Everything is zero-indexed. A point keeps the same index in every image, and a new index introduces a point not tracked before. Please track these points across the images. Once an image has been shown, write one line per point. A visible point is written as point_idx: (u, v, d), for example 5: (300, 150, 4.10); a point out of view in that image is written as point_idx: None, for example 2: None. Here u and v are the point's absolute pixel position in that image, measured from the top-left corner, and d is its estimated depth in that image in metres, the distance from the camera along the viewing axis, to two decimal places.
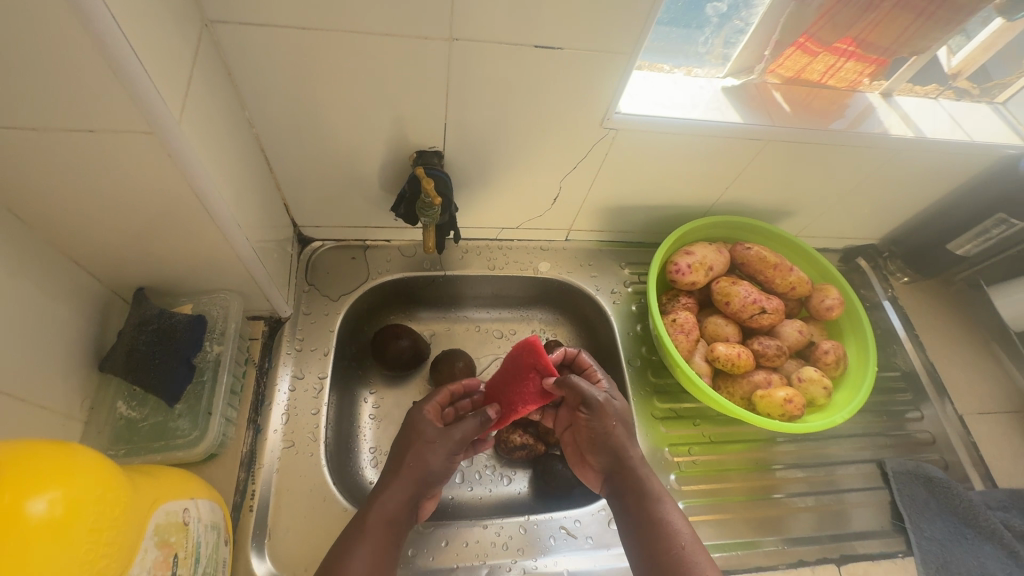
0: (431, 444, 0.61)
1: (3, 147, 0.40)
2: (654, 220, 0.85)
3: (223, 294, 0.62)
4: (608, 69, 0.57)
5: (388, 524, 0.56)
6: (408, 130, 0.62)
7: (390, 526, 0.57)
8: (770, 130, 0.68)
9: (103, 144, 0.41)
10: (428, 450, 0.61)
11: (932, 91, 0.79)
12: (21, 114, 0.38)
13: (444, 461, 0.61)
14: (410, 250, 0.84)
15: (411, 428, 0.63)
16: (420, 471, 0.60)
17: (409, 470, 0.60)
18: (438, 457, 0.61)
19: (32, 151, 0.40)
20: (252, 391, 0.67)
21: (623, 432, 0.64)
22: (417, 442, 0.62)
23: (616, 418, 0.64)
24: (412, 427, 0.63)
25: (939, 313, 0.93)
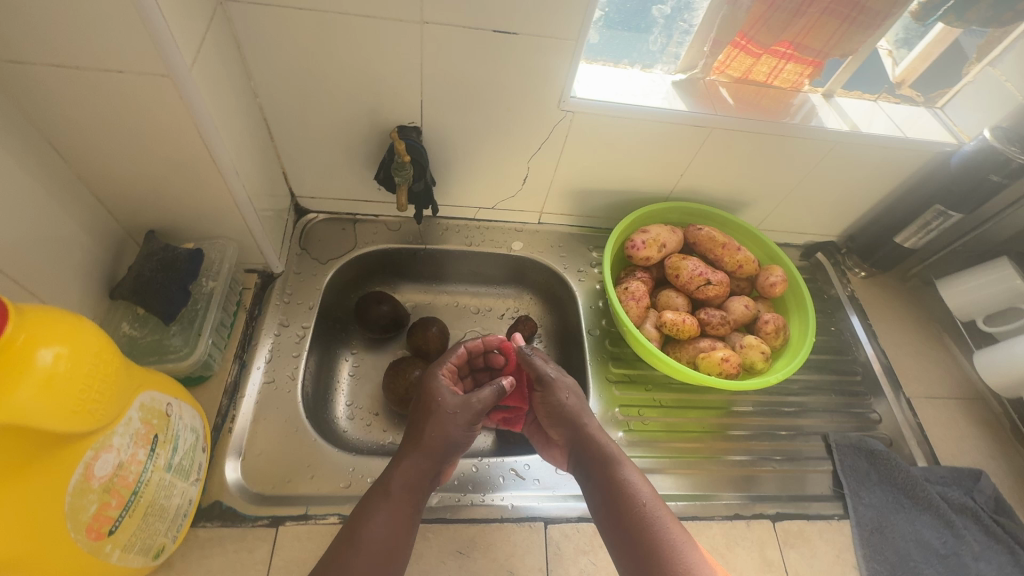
0: (449, 414, 0.63)
1: (49, 81, 0.50)
2: (618, 206, 0.92)
3: (221, 241, 0.71)
4: (560, 53, 0.66)
5: (405, 486, 0.59)
6: (389, 105, 0.72)
7: (411, 488, 0.60)
8: (713, 118, 0.76)
9: (127, 84, 0.51)
10: (443, 417, 0.63)
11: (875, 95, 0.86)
12: (66, 54, 0.47)
13: (462, 430, 0.64)
14: (395, 224, 0.93)
15: (424, 399, 0.66)
16: (434, 436, 0.62)
17: (428, 436, 0.62)
18: (454, 424, 0.63)
19: (71, 87, 0.50)
20: (240, 332, 0.75)
21: (575, 402, 0.67)
22: (432, 409, 0.64)
23: (566, 390, 0.68)
24: (428, 394, 0.66)
25: (894, 306, 0.98)
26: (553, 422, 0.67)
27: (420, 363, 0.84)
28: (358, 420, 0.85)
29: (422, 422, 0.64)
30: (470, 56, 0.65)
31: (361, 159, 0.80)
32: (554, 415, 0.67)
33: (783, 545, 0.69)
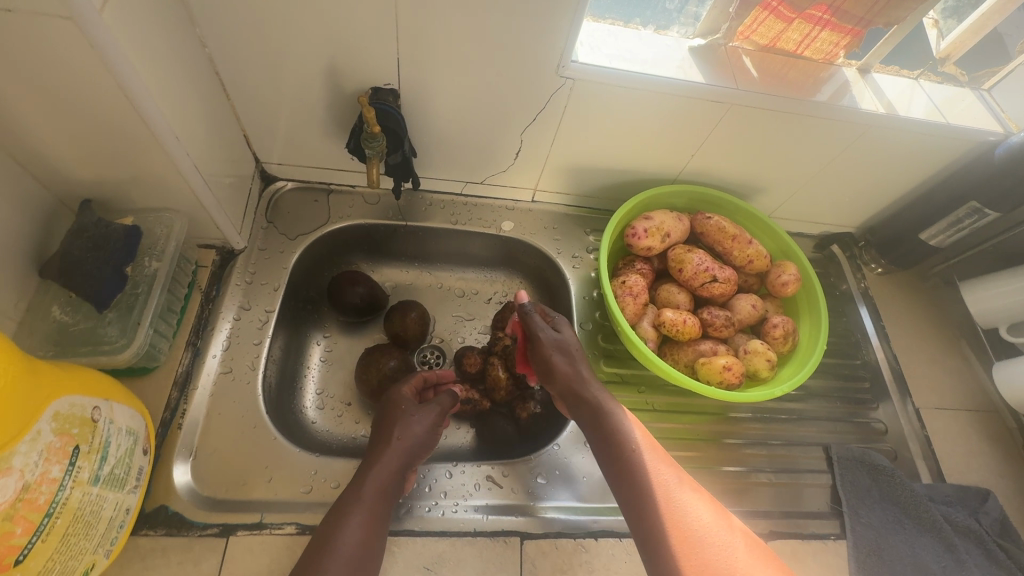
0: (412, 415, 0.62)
1: None
2: (621, 186, 0.84)
3: (168, 213, 0.63)
4: (560, 8, 0.56)
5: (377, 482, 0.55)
6: (362, 63, 0.62)
7: (384, 483, 0.56)
8: (734, 93, 0.66)
9: (25, 29, 0.41)
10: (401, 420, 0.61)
11: (915, 73, 0.77)
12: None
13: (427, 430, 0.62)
14: (374, 197, 0.84)
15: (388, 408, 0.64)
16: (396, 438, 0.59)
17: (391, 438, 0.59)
18: (414, 422, 0.62)
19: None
20: (195, 316, 0.68)
21: (565, 361, 0.64)
22: (393, 417, 0.62)
23: (557, 347, 0.65)
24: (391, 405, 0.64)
25: (910, 307, 0.91)
26: (546, 380, 0.65)
27: (394, 352, 0.78)
28: (328, 410, 0.78)
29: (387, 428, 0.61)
30: (454, 8, 0.55)
31: (331, 124, 0.70)
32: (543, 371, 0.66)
33: None
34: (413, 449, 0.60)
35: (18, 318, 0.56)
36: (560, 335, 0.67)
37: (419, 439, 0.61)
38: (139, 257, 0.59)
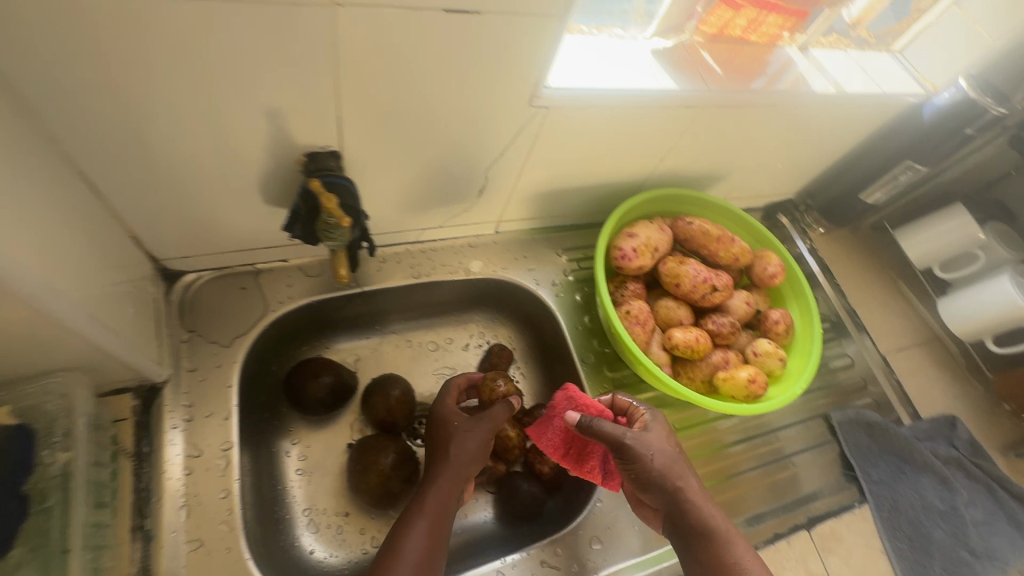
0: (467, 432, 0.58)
1: None
2: (589, 201, 0.78)
3: (55, 377, 0.45)
4: (538, 36, 0.47)
5: (444, 506, 0.54)
6: (290, 129, 0.48)
7: (447, 510, 0.54)
8: (707, 95, 0.62)
9: None
10: (466, 440, 0.58)
11: (837, 42, 0.78)
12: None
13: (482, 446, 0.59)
14: (314, 267, 0.70)
15: (436, 427, 0.60)
16: (462, 466, 0.57)
17: (461, 465, 0.57)
18: (480, 440, 0.58)
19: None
20: (131, 488, 0.52)
21: (669, 464, 0.55)
22: (453, 438, 0.58)
23: (657, 447, 0.55)
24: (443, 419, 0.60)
25: (852, 259, 0.98)
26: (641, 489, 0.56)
27: (390, 444, 0.66)
28: (323, 530, 0.66)
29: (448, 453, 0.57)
30: (408, 49, 0.44)
31: (253, 201, 0.55)
32: (641, 480, 0.55)
33: (823, 554, 0.68)
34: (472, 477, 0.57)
35: None
36: (643, 433, 0.56)
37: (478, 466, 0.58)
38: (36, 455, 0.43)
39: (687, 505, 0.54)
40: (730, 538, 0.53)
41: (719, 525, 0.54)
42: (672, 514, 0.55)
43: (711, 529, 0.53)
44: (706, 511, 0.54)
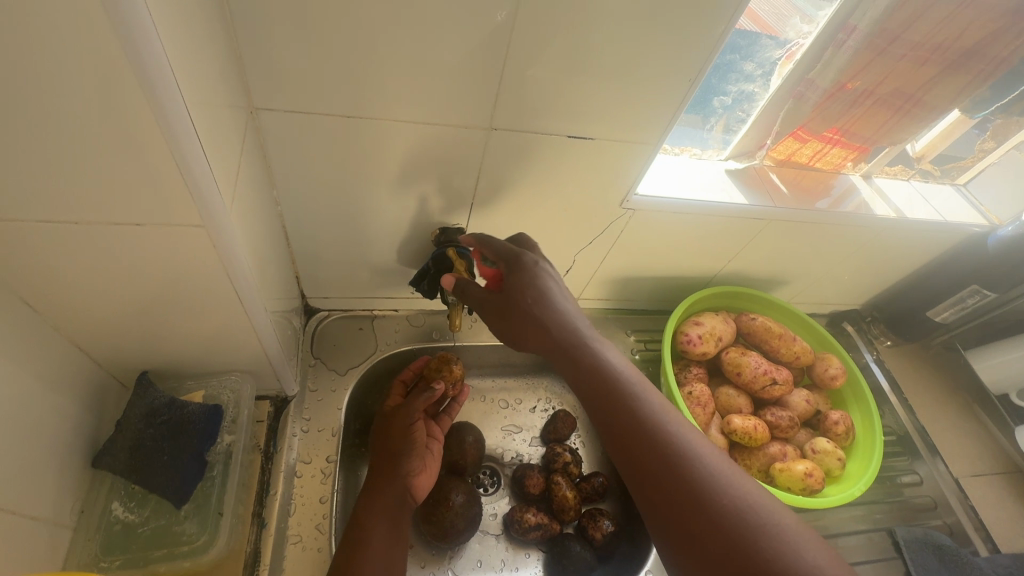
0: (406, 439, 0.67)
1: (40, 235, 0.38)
2: (660, 290, 0.87)
3: (234, 375, 0.59)
4: (632, 156, 0.61)
5: (387, 508, 0.60)
6: (435, 208, 0.63)
7: (393, 509, 0.60)
8: (773, 211, 0.73)
9: (148, 235, 0.40)
10: (399, 445, 0.66)
11: (899, 171, 0.85)
12: (69, 206, 0.37)
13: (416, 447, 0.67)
14: (418, 319, 0.82)
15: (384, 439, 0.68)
16: (399, 469, 0.63)
17: (385, 476, 0.63)
18: (405, 444, 0.66)
19: (72, 241, 0.39)
20: (258, 478, 0.62)
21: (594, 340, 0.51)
22: (393, 442, 0.66)
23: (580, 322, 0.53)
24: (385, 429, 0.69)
25: (922, 376, 0.99)
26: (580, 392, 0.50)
27: (459, 484, 0.73)
28: None
29: (394, 456, 0.65)
30: (534, 159, 0.59)
31: (390, 260, 0.70)
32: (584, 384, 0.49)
33: None
34: (410, 479, 0.63)
35: (73, 524, 0.49)
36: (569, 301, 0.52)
37: (412, 470, 0.64)
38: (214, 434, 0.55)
39: (644, 424, 0.44)
40: (701, 454, 0.42)
41: (701, 452, 0.43)
42: (625, 439, 0.45)
43: (684, 451, 0.43)
44: (683, 436, 0.44)
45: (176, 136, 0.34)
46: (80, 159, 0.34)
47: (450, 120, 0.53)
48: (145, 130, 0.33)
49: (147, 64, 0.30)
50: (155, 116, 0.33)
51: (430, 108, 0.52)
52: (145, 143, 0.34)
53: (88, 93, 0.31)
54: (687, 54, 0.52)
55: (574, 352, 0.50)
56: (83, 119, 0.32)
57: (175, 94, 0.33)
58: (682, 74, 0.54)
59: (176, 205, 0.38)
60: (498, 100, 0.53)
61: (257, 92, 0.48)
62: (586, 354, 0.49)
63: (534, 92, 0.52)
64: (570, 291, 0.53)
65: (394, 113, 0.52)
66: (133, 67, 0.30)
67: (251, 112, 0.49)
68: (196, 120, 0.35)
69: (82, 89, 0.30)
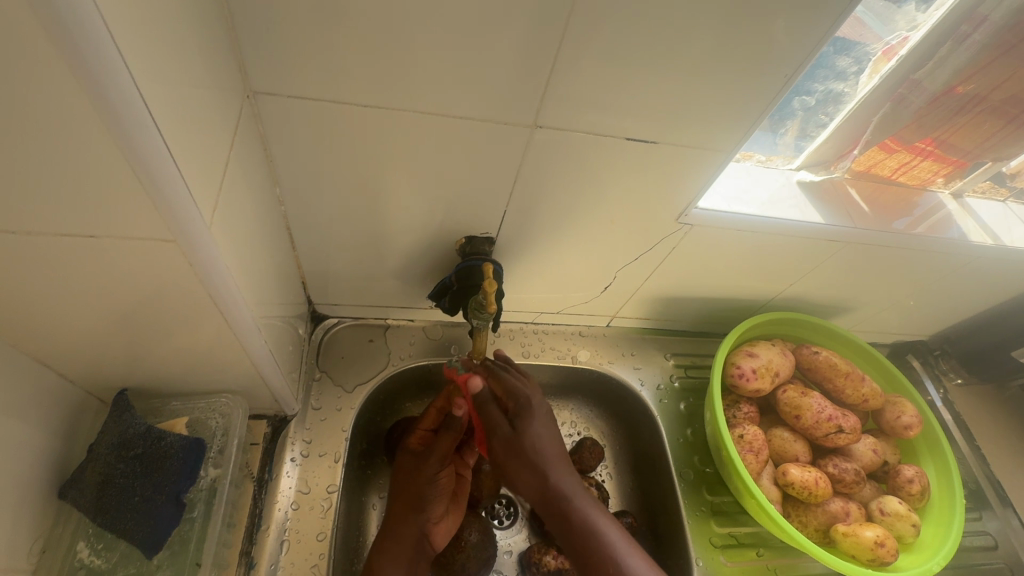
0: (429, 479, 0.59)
1: None
2: (707, 311, 0.78)
3: (224, 398, 0.53)
4: (700, 164, 0.52)
5: (401, 556, 0.57)
6: (461, 215, 0.55)
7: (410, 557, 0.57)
8: (852, 232, 0.63)
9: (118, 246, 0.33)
10: (423, 489, 0.58)
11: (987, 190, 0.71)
12: (11, 216, 0.30)
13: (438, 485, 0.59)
14: (435, 331, 0.73)
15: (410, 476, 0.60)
16: (417, 515, 0.58)
17: (401, 520, 0.59)
18: (431, 487, 0.59)
19: (21, 255, 0.32)
20: (248, 512, 0.56)
21: (552, 453, 0.55)
22: (416, 485, 0.59)
23: (547, 428, 0.56)
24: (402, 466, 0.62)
25: (996, 420, 0.88)
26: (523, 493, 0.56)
27: (473, 519, 0.63)
28: None
29: (417, 498, 0.58)
30: (581, 163, 0.50)
31: (407, 269, 0.62)
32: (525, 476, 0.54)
33: None
34: (429, 527, 0.58)
35: (32, 566, 0.43)
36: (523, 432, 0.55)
37: (433, 517, 0.58)
38: (197, 468, 0.50)
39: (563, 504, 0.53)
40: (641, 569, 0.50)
41: (603, 529, 0.52)
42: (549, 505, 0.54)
43: (591, 529, 0.52)
44: (588, 514, 0.53)
45: (137, 147, 0.28)
46: (18, 164, 0.27)
47: (486, 115, 0.45)
48: (96, 133, 0.27)
49: (91, 55, 0.24)
50: (108, 119, 0.26)
51: (464, 100, 0.43)
52: (98, 150, 0.28)
53: (21, 87, 0.24)
54: (779, 46, 0.42)
55: (544, 469, 0.54)
56: (15, 118, 0.25)
57: (136, 98, 0.27)
58: (773, 71, 0.44)
59: (143, 218, 0.32)
60: (545, 93, 0.44)
61: (256, 74, 0.40)
62: (570, 507, 0.53)
63: (591, 84, 0.43)
64: (553, 425, 0.57)
65: (421, 105, 0.43)
66: (71, 55, 0.24)
67: (249, 97, 0.41)
68: (165, 123, 0.29)
69: (10, 81, 0.24)
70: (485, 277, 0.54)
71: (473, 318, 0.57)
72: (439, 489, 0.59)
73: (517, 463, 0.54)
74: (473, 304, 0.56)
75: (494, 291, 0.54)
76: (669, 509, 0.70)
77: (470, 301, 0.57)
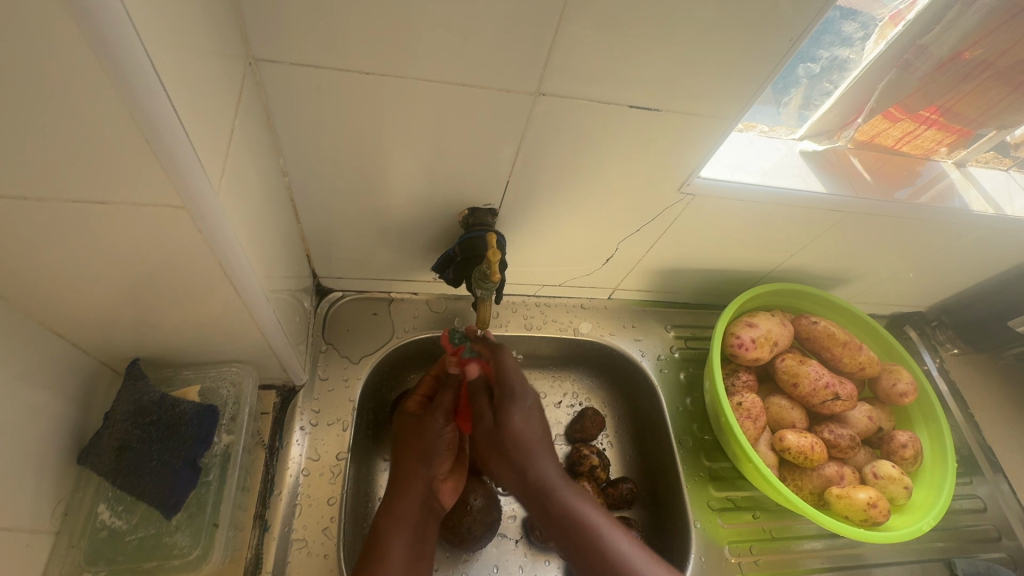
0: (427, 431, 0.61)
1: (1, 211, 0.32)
2: (708, 282, 0.79)
3: (235, 367, 0.54)
4: (703, 132, 0.52)
5: (410, 515, 0.56)
6: (463, 186, 0.55)
7: (417, 515, 0.57)
8: (855, 202, 0.63)
9: (129, 214, 0.34)
10: (431, 443, 0.60)
11: (992, 160, 0.71)
12: (23, 181, 0.30)
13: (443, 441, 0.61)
14: (439, 304, 0.74)
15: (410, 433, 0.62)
16: (427, 467, 0.59)
17: (411, 473, 0.58)
18: (437, 442, 0.61)
19: (30, 223, 0.33)
20: (261, 477, 0.57)
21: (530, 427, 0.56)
22: (424, 442, 0.61)
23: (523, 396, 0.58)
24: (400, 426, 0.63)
25: (990, 389, 0.89)
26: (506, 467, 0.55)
27: (478, 485, 0.65)
28: None
29: (425, 451, 0.60)
30: (584, 132, 0.50)
31: (410, 241, 0.62)
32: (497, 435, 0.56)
33: None
34: (435, 483, 0.60)
35: (56, 527, 0.44)
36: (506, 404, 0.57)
37: (438, 473, 0.60)
38: (211, 434, 0.52)
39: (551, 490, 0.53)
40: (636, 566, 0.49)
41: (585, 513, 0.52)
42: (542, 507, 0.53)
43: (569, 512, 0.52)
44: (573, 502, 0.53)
45: (146, 112, 0.28)
46: (29, 128, 0.27)
47: (489, 81, 0.44)
48: (104, 97, 0.27)
49: (101, 21, 0.24)
50: (117, 82, 0.26)
51: (468, 66, 0.43)
52: (107, 114, 0.28)
53: (31, 51, 0.25)
54: (787, 12, 0.42)
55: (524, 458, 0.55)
56: (23, 80, 0.26)
57: (144, 62, 0.27)
58: (780, 35, 0.44)
59: (152, 183, 0.32)
60: (547, 60, 0.43)
61: (257, 39, 0.39)
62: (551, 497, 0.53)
63: (593, 52, 0.43)
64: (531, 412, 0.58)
65: (424, 71, 0.43)
66: (78, 14, 0.24)
67: (251, 64, 0.41)
68: (173, 87, 0.29)
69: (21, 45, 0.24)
70: (488, 247, 0.54)
71: (477, 288, 0.59)
72: (445, 442, 0.61)
73: (512, 425, 0.56)
74: (476, 273, 0.57)
75: (497, 261, 0.55)
76: (669, 476, 0.72)
77: (473, 271, 0.58)
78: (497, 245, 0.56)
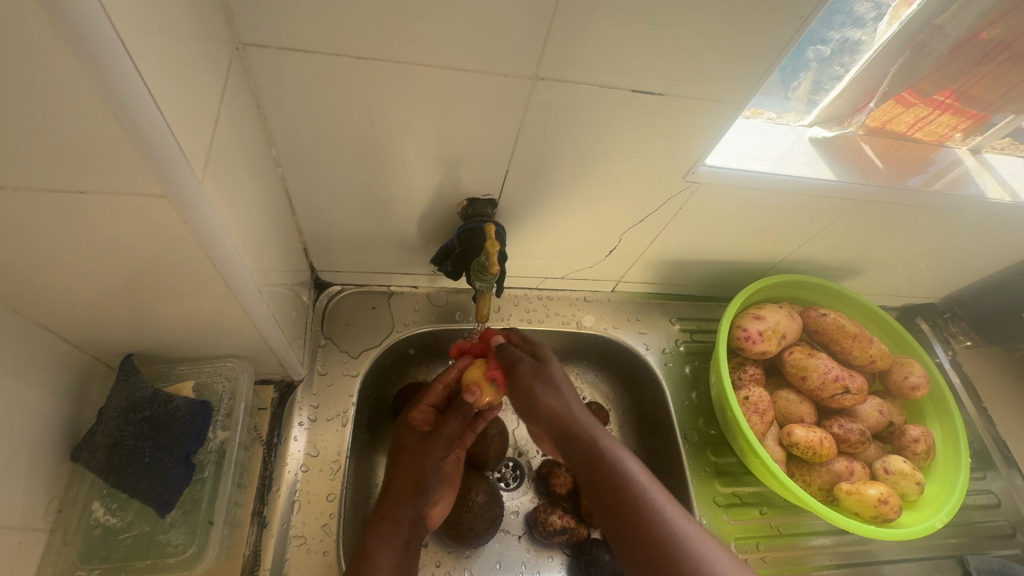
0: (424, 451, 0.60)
1: None
2: (714, 274, 0.77)
3: (230, 362, 0.53)
4: (708, 118, 0.50)
5: (396, 537, 0.55)
6: (462, 177, 0.53)
7: (404, 538, 0.56)
8: (866, 190, 0.61)
9: (109, 206, 0.33)
10: (428, 471, 0.59)
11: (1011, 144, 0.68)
12: None
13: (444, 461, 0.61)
14: (439, 297, 0.73)
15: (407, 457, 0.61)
16: (419, 498, 0.58)
17: (403, 499, 0.58)
18: (434, 470, 0.60)
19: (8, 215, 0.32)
20: (258, 474, 0.57)
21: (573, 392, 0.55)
22: (421, 466, 0.59)
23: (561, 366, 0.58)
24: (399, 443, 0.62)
25: (1004, 382, 0.87)
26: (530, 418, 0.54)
27: (480, 481, 0.64)
28: None
29: (420, 481, 0.59)
30: (585, 118, 0.48)
31: (409, 234, 0.61)
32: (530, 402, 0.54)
33: None
34: (425, 510, 0.59)
35: (49, 525, 0.44)
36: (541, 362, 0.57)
37: (429, 500, 0.59)
38: (205, 430, 0.51)
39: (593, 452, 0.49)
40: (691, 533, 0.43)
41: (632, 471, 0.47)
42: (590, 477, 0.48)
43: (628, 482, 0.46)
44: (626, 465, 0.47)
45: (121, 98, 0.27)
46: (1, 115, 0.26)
47: (486, 65, 0.43)
48: (76, 83, 0.26)
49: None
50: (85, 63, 0.25)
51: (463, 50, 0.41)
52: (77, 100, 0.26)
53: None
54: None
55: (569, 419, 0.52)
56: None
57: (115, 43, 0.25)
58: (790, 13, 0.42)
59: (131, 175, 0.31)
60: (546, 43, 0.42)
61: (245, 24, 0.38)
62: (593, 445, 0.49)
63: (592, 34, 0.41)
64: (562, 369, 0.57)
65: (419, 56, 0.41)
66: None
67: (238, 49, 0.40)
68: (150, 74, 0.28)
69: None
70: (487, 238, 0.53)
71: (476, 281, 0.58)
72: (441, 472, 0.60)
73: (541, 389, 0.54)
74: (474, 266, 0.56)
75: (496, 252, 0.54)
76: (673, 471, 0.71)
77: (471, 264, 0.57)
78: (495, 237, 0.55)
